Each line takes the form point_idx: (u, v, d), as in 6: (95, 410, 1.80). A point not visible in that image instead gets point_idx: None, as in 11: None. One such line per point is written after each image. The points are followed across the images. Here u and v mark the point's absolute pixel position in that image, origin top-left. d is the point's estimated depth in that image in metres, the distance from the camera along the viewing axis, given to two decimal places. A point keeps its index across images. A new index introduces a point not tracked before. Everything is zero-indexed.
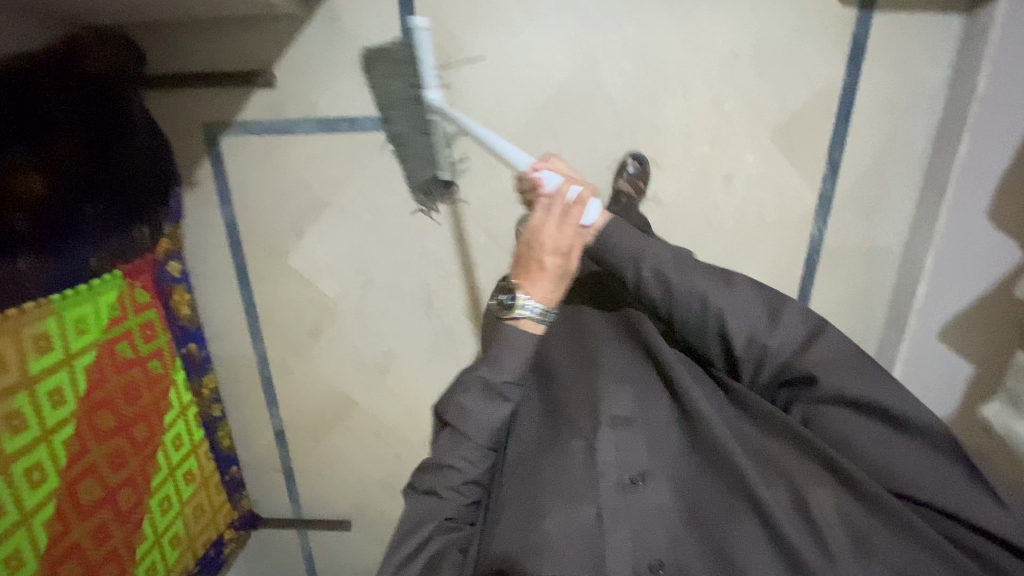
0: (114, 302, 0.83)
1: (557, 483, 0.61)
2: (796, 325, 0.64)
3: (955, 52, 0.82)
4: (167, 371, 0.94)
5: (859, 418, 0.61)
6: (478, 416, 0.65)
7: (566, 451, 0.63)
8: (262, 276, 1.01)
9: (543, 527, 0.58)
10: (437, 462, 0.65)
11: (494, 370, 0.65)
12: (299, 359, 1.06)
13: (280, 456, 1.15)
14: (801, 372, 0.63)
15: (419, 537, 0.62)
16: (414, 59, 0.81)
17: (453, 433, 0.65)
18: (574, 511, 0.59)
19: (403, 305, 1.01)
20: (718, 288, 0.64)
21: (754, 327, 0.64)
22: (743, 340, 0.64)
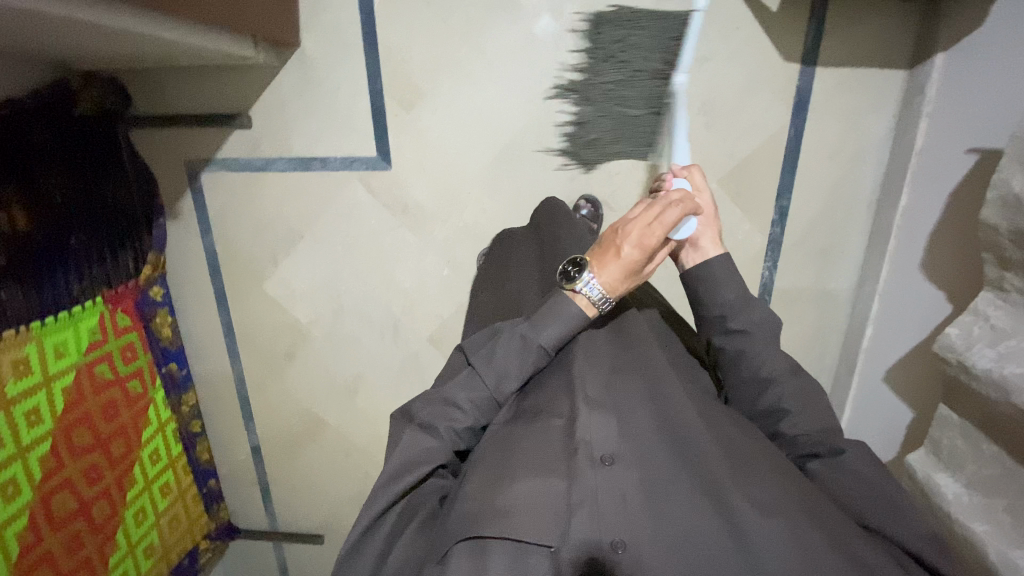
0: (94, 327, 0.90)
1: (530, 456, 0.57)
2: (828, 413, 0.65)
3: (897, 106, 0.85)
4: (146, 390, 1.01)
5: (867, 486, 0.60)
6: (502, 365, 0.63)
7: (542, 426, 0.60)
8: (240, 301, 1.06)
9: (509, 495, 0.53)
10: (447, 402, 0.62)
11: (536, 329, 0.64)
12: (274, 380, 1.11)
13: (257, 471, 1.20)
14: (830, 446, 0.63)
15: (405, 475, 0.59)
16: (681, 37, 0.83)
17: (473, 375, 0.64)
18: (543, 484, 0.55)
19: (373, 333, 1.05)
20: (784, 372, 0.66)
21: (808, 401, 0.65)
22: (780, 404, 0.65)
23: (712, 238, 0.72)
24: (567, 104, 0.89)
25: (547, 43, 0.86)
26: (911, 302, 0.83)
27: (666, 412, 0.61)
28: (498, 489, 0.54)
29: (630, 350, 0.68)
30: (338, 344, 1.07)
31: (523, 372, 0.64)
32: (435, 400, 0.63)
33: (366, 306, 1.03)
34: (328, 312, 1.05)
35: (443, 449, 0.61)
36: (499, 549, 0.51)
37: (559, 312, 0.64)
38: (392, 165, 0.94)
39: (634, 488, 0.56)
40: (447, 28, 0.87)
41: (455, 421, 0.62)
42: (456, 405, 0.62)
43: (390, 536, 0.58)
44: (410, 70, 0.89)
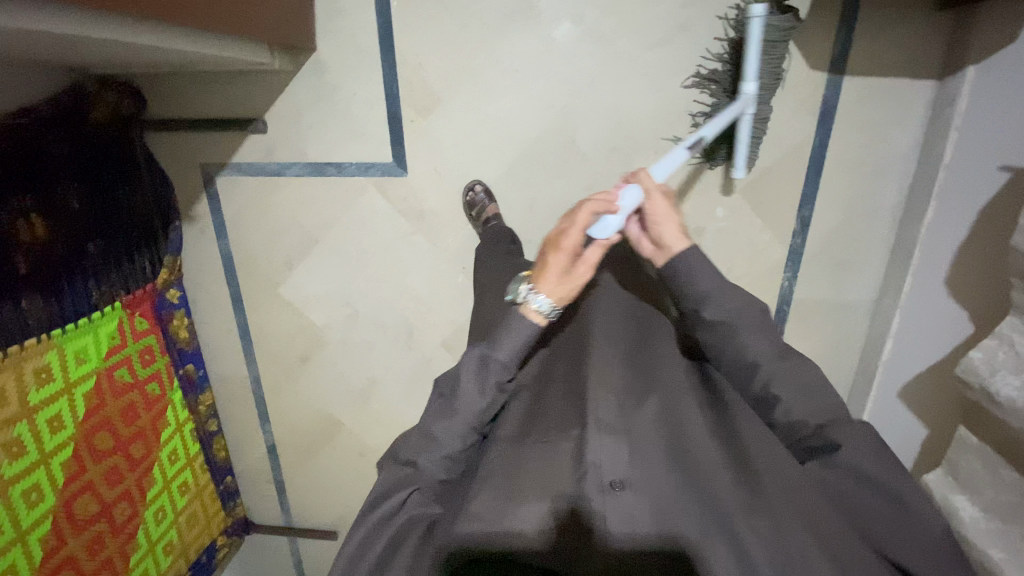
0: (114, 332, 0.91)
1: (538, 477, 0.59)
2: (823, 398, 0.64)
3: (926, 117, 0.83)
4: (165, 392, 1.02)
5: (863, 491, 0.60)
6: (468, 392, 0.65)
7: (553, 450, 0.62)
8: (254, 305, 1.07)
9: (521, 517, 0.56)
10: (425, 431, 0.65)
11: (493, 348, 0.66)
12: (288, 382, 1.12)
13: (272, 469, 1.22)
14: (826, 439, 0.62)
15: (391, 497, 0.62)
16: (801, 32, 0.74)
17: (442, 403, 0.66)
18: (553, 508, 0.57)
19: (387, 338, 1.06)
20: (770, 356, 0.65)
21: (798, 382, 0.64)
22: (772, 389, 0.64)
23: (667, 237, 0.69)
24: (706, 94, 0.84)
25: (565, 50, 0.84)
26: (932, 318, 0.82)
27: (673, 439, 0.63)
28: (508, 513, 0.56)
29: (643, 374, 0.70)
30: (352, 348, 1.07)
31: (487, 394, 0.65)
32: (414, 431, 0.66)
33: (382, 312, 1.04)
34: (343, 317, 1.05)
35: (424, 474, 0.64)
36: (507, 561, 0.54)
37: (516, 326, 0.66)
38: (407, 172, 0.93)
39: (645, 512, 0.57)
40: (463, 34, 0.85)
41: (433, 446, 0.64)
42: (431, 431, 0.64)
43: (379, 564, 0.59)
44: (425, 76, 0.88)
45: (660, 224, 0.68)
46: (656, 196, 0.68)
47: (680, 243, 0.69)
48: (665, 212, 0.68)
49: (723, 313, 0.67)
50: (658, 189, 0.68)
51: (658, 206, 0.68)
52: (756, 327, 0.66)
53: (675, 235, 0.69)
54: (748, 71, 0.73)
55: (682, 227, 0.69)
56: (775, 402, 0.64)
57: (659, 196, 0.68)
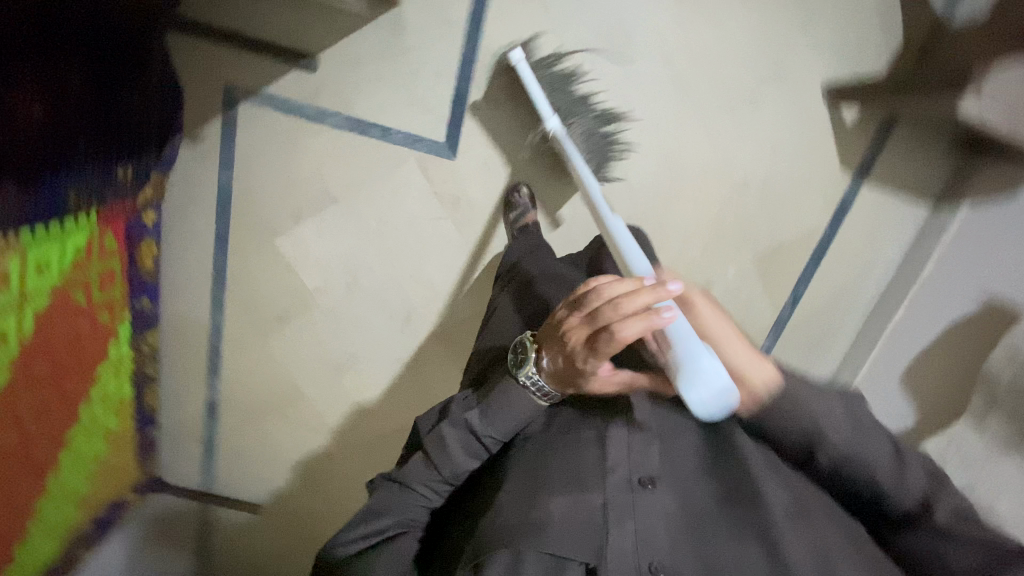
0: (82, 246, 0.78)
1: (563, 469, 0.52)
2: (910, 459, 0.54)
3: (914, 236, 0.97)
4: (113, 323, 0.89)
5: (952, 549, 0.51)
6: (452, 454, 0.53)
7: (577, 440, 0.55)
8: (242, 250, 0.97)
9: (544, 506, 0.48)
10: (402, 483, 0.54)
11: (484, 419, 0.54)
12: (258, 337, 1.04)
13: (206, 426, 1.11)
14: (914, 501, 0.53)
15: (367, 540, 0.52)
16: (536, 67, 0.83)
17: (424, 459, 0.54)
18: (577, 498, 0.49)
19: (382, 317, 1.02)
20: (877, 453, 0.53)
21: (903, 463, 0.53)
22: (883, 482, 0.53)
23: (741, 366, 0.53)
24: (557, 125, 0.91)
25: (645, 88, 0.88)
26: (879, 406, 0.95)
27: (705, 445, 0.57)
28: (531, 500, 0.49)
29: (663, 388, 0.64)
30: (340, 320, 1.02)
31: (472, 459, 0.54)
32: (386, 483, 0.55)
33: (385, 290, 1.00)
34: (340, 287, 1.00)
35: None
36: (533, 557, 0.45)
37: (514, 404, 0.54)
38: (455, 158, 0.91)
39: (683, 515, 0.51)
40: (553, 40, 0.85)
41: (392, 518, 0.53)
42: (379, 520, 0.52)
43: None
44: (505, 69, 0.86)
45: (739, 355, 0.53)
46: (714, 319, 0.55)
47: (761, 368, 0.53)
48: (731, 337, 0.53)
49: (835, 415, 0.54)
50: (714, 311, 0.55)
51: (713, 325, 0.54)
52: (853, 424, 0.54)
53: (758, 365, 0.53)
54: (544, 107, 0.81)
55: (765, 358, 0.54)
56: (864, 485, 0.54)
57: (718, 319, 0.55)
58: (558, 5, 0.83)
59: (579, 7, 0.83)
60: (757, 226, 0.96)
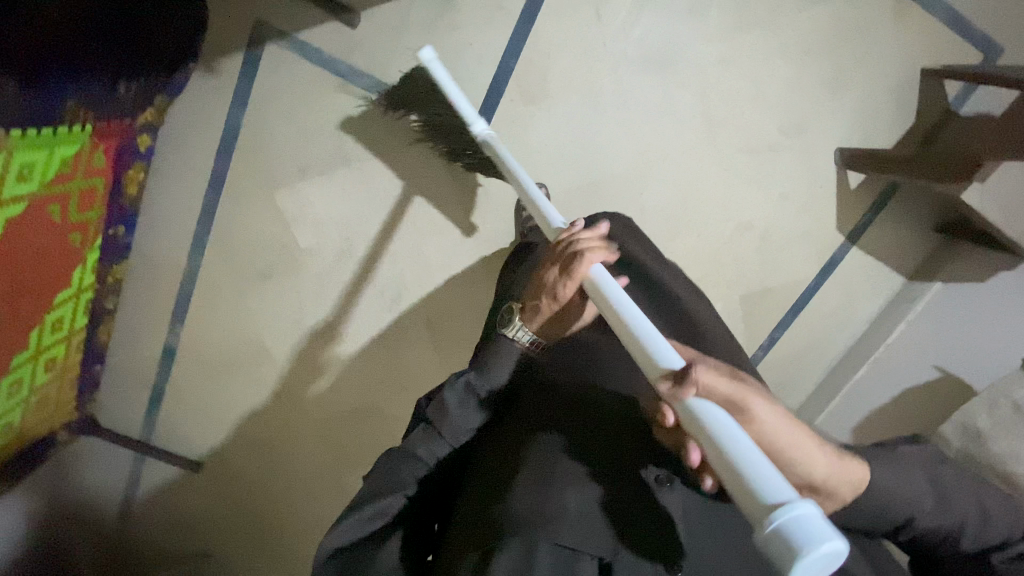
0: (69, 157, 0.71)
1: (576, 461, 0.49)
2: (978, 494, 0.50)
3: (886, 302, 1.04)
4: (83, 247, 0.82)
5: None
6: (456, 423, 0.52)
7: (593, 436, 0.51)
8: (238, 194, 0.92)
9: (559, 499, 0.45)
10: (404, 458, 0.51)
11: (483, 377, 0.54)
12: (235, 288, 0.99)
13: (158, 372, 1.04)
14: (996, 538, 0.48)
15: (369, 528, 0.48)
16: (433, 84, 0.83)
17: (428, 430, 0.52)
18: (592, 493, 0.47)
19: (372, 290, 0.99)
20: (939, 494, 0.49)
21: (988, 521, 0.49)
22: (970, 546, 0.48)
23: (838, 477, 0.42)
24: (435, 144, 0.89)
25: (677, 114, 0.90)
26: None
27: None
28: (543, 493, 0.46)
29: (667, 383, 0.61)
30: (327, 286, 0.98)
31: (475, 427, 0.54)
32: (383, 462, 0.52)
33: (381, 263, 0.97)
34: (334, 252, 0.96)
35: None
36: (545, 552, 0.43)
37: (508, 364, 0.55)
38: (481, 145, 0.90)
39: (702, 517, 0.48)
40: (600, 50, 0.86)
41: (392, 500, 0.49)
42: (378, 505, 0.48)
43: None
44: (547, 66, 0.86)
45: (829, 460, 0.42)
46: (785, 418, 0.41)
47: (846, 470, 0.43)
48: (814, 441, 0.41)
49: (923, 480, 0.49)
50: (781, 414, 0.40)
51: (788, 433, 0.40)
52: (937, 487, 0.49)
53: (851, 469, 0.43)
54: (467, 113, 0.77)
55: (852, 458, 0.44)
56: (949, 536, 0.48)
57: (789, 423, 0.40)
58: (612, 15, 0.84)
59: (632, 23, 0.85)
60: (752, 268, 1.00)
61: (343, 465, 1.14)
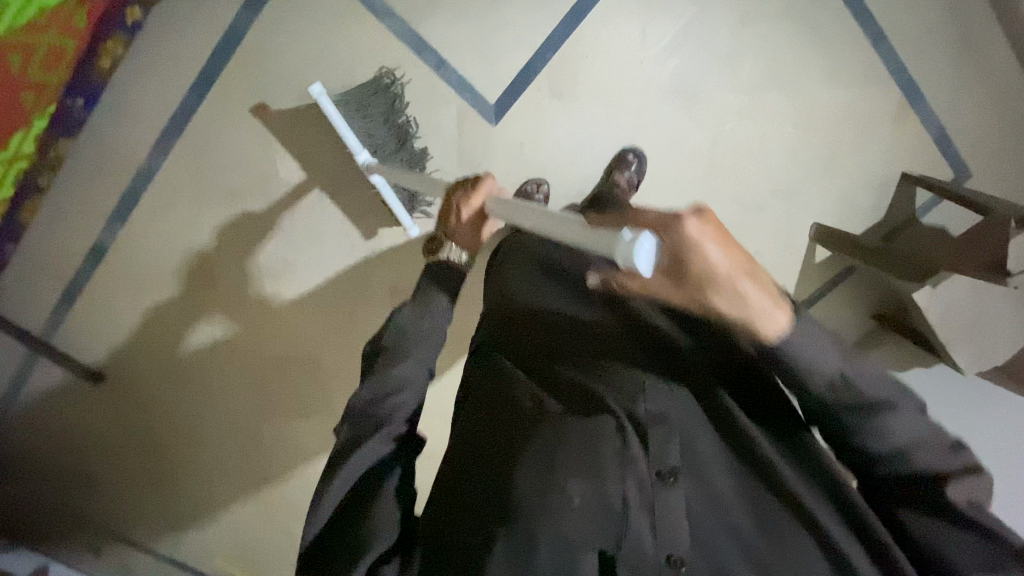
0: (47, 8, 0.64)
1: (578, 455, 0.48)
2: (901, 396, 0.40)
3: None
4: (32, 111, 0.72)
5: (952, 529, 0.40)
6: (415, 345, 0.52)
7: (595, 429, 0.49)
8: (227, 103, 0.86)
9: (563, 488, 0.46)
10: (371, 405, 0.49)
11: (427, 296, 0.54)
12: (193, 202, 0.92)
13: (79, 269, 0.95)
14: (896, 449, 0.39)
15: (353, 478, 0.47)
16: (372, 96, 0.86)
17: (388, 360, 0.51)
18: (598, 487, 0.46)
19: (342, 238, 0.95)
20: (840, 368, 0.39)
21: (921, 445, 0.39)
22: (887, 457, 0.40)
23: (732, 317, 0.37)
24: None
25: (687, 152, 0.92)
26: None
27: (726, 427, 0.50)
28: (544, 493, 0.46)
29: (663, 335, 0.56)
30: (295, 223, 0.93)
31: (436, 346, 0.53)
32: (352, 411, 0.50)
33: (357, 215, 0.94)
34: (314, 190, 0.92)
35: (369, 554, 0.44)
36: (547, 544, 0.43)
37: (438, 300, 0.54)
38: (495, 124, 0.89)
39: (705, 512, 0.47)
40: (632, 69, 0.88)
41: (371, 450, 0.47)
42: (366, 449, 0.47)
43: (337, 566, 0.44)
44: (581, 68, 0.87)
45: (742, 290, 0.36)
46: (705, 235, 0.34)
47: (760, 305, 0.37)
48: (733, 275, 0.35)
49: (846, 367, 0.39)
50: (679, 246, 0.34)
51: (692, 282, 0.36)
52: (850, 362, 0.39)
53: (766, 300, 0.37)
54: (352, 141, 0.83)
55: (767, 281, 0.37)
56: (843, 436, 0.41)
57: (692, 260, 0.35)
58: (653, 39, 0.86)
59: (671, 52, 0.87)
60: None
61: (262, 411, 1.08)
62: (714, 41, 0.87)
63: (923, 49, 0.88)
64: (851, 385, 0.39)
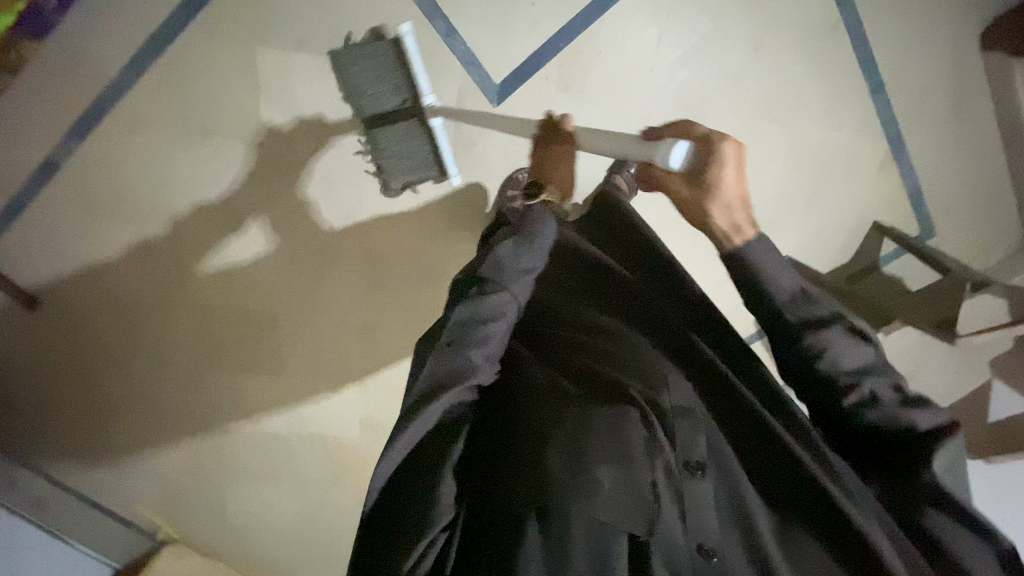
0: None
1: (606, 440, 0.50)
2: (860, 335, 0.51)
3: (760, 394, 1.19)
4: None
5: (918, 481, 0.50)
6: (502, 295, 0.52)
7: (620, 415, 0.51)
8: (215, 31, 0.81)
9: (595, 472, 0.49)
10: (455, 337, 0.50)
11: (518, 248, 0.54)
12: (163, 130, 0.86)
13: (22, 184, 0.87)
14: (858, 376, 0.50)
15: (419, 433, 0.48)
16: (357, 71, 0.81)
17: (468, 310, 0.51)
18: (626, 474, 0.49)
19: (322, 195, 0.92)
20: (807, 295, 0.52)
21: (872, 371, 0.50)
22: (853, 385, 0.50)
23: (720, 224, 0.52)
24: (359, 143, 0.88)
25: None
26: None
27: (744, 425, 0.55)
28: (580, 470, 0.49)
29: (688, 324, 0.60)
30: (273, 171, 0.90)
31: (519, 297, 0.54)
32: (434, 357, 0.49)
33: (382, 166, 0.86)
34: (297, 142, 0.88)
35: (441, 511, 0.46)
36: (585, 525, 0.47)
37: (541, 236, 0.56)
38: (497, 106, 0.87)
39: (724, 501, 0.52)
40: (641, 75, 0.87)
41: (448, 400, 0.48)
42: (424, 416, 0.47)
43: (403, 529, 0.45)
44: (591, 64, 0.86)
45: (739, 212, 0.52)
46: (729, 158, 0.51)
47: (735, 220, 0.52)
48: (739, 197, 0.51)
49: (802, 282, 0.52)
50: (713, 156, 0.50)
51: (704, 186, 0.51)
52: (807, 289, 0.52)
53: (744, 217, 0.52)
54: (422, 82, 0.82)
55: (747, 203, 0.52)
56: (819, 375, 0.50)
57: (715, 166, 0.50)
58: (667, 49, 0.86)
59: (681, 64, 0.87)
60: None
61: (211, 358, 1.04)
62: (726, 61, 0.87)
63: (917, 107, 0.91)
64: (809, 298, 0.51)
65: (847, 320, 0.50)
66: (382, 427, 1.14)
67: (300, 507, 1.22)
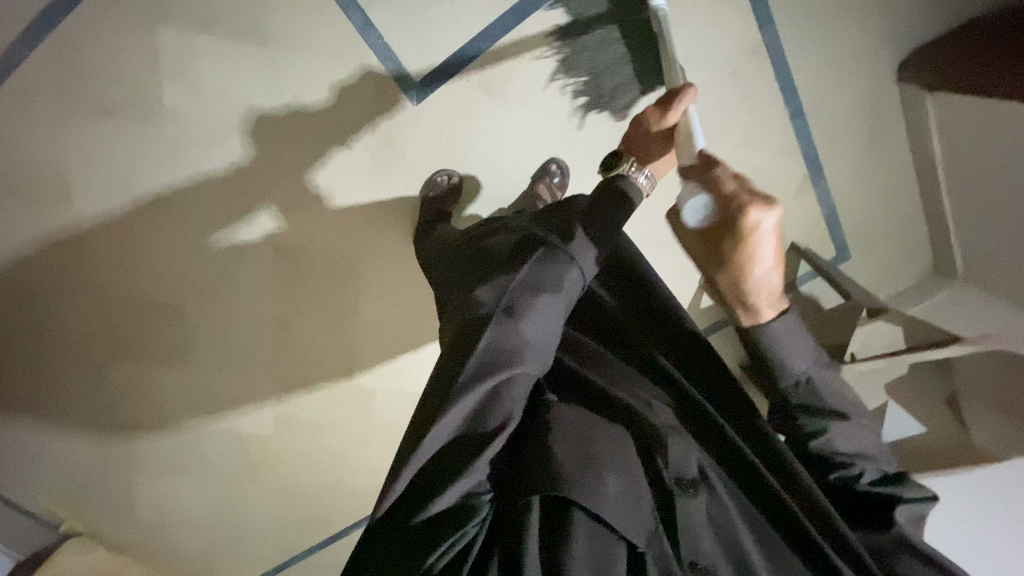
0: None
1: (614, 449, 0.51)
2: (860, 419, 0.59)
3: None
4: None
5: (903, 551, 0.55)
6: (572, 274, 0.53)
7: (616, 432, 0.52)
8: (115, 4, 0.77)
9: (602, 476, 0.48)
10: (520, 297, 0.51)
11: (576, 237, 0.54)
12: (59, 111, 0.81)
13: None
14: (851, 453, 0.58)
15: (460, 413, 0.46)
16: None
17: (540, 266, 0.53)
18: (630, 485, 0.49)
19: (235, 185, 0.89)
20: (823, 377, 0.57)
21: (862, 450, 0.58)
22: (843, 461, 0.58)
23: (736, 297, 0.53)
24: (563, 62, 0.84)
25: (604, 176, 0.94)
26: None
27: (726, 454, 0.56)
28: (586, 477, 0.47)
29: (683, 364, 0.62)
30: (182, 158, 0.86)
31: (586, 278, 0.54)
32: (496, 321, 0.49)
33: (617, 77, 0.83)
34: (208, 129, 0.84)
35: (454, 510, 0.45)
36: (583, 523, 0.46)
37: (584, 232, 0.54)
38: (416, 105, 0.86)
39: (718, 522, 0.54)
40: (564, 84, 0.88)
41: (503, 374, 0.48)
42: (462, 399, 0.46)
43: (426, 532, 0.44)
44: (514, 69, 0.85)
45: (766, 285, 0.51)
46: (760, 230, 0.47)
47: (757, 301, 0.53)
48: (767, 279, 0.51)
49: (811, 373, 0.57)
50: (736, 229, 0.47)
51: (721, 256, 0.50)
52: (818, 369, 0.57)
53: (766, 298, 0.53)
54: None
55: (775, 288, 0.52)
56: (817, 438, 0.58)
57: (738, 242, 0.48)
58: None
59: None
60: None
61: (120, 350, 1.00)
62: None
63: (834, 132, 0.93)
64: (814, 391, 0.57)
65: (849, 416, 0.57)
66: (303, 423, 1.11)
67: (215, 504, 1.19)
